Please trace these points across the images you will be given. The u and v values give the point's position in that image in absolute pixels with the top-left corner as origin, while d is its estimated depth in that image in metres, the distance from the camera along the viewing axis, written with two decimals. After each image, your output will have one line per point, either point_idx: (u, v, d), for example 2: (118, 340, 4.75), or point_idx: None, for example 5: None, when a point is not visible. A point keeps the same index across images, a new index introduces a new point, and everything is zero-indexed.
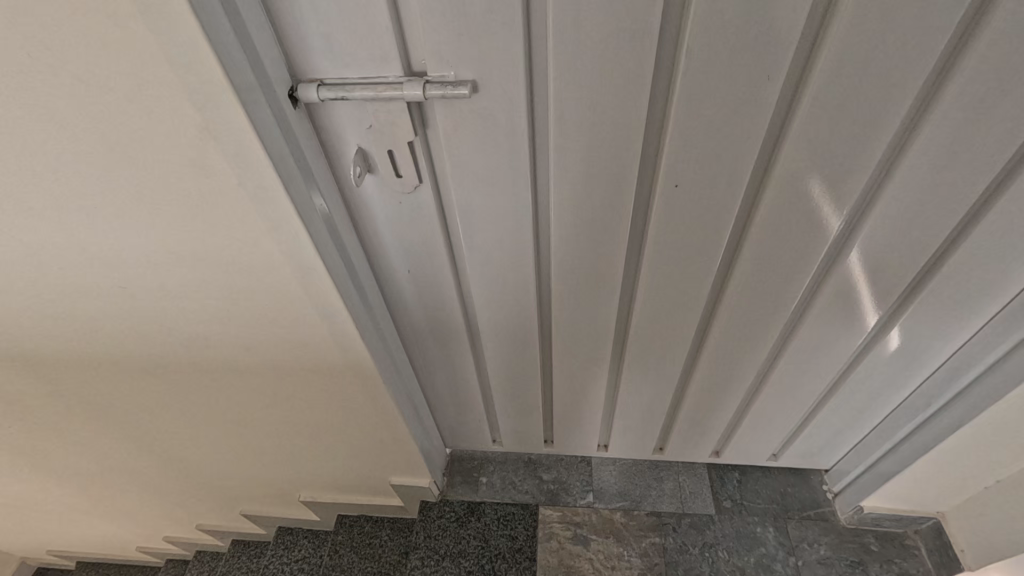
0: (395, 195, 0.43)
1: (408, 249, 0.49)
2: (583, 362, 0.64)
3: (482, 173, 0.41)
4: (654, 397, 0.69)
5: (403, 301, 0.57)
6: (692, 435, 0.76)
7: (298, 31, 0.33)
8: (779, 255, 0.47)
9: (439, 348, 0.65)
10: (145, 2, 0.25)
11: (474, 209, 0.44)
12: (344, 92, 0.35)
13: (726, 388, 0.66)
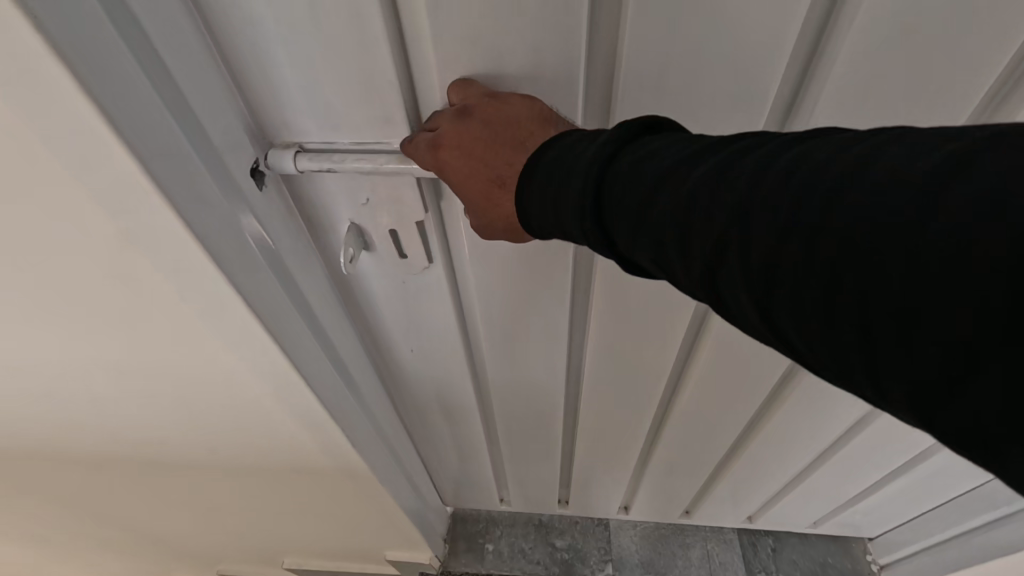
0: (399, 280, 0.34)
1: (413, 333, 0.40)
2: (612, 444, 0.55)
3: (510, 257, 0.33)
4: (688, 474, 0.61)
5: (404, 379, 0.48)
6: (725, 503, 0.68)
7: (261, 82, 0.25)
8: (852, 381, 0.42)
9: (445, 423, 0.56)
10: (11, 76, 0.17)
11: (498, 296, 0.36)
12: (331, 162, 0.26)
13: (771, 467, 0.58)
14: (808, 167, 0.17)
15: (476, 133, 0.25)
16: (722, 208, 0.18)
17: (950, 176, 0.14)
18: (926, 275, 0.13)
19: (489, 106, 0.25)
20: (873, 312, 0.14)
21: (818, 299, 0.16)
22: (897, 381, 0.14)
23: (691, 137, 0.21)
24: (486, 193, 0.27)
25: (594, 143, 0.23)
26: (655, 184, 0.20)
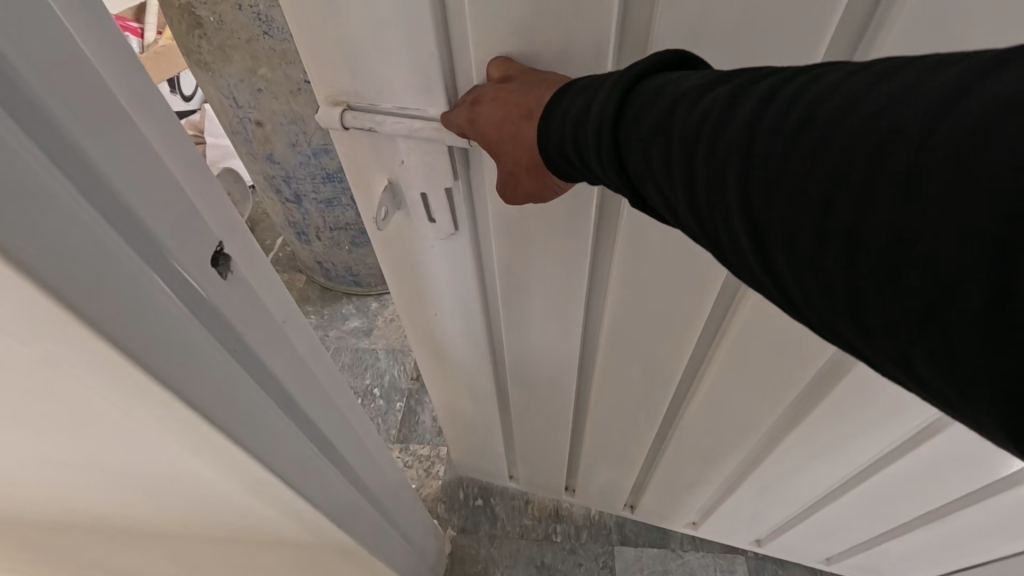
0: (430, 240, 0.39)
1: (440, 297, 0.46)
2: (622, 437, 0.59)
3: (528, 231, 0.37)
4: (697, 481, 0.64)
5: (431, 349, 0.54)
6: (732, 520, 0.71)
7: (321, 49, 0.29)
8: (868, 407, 0.43)
9: (466, 399, 0.62)
10: None
11: (518, 270, 0.40)
12: (375, 124, 0.31)
13: (783, 486, 0.59)
14: (817, 92, 0.21)
15: (511, 88, 0.29)
16: (736, 129, 0.23)
17: (957, 101, 0.18)
18: (923, 181, 0.18)
19: (520, 72, 0.29)
20: (860, 196, 0.19)
21: (812, 185, 0.20)
22: (864, 250, 0.19)
23: (705, 75, 0.25)
24: (514, 130, 0.30)
25: (614, 85, 0.27)
26: (676, 110, 0.24)
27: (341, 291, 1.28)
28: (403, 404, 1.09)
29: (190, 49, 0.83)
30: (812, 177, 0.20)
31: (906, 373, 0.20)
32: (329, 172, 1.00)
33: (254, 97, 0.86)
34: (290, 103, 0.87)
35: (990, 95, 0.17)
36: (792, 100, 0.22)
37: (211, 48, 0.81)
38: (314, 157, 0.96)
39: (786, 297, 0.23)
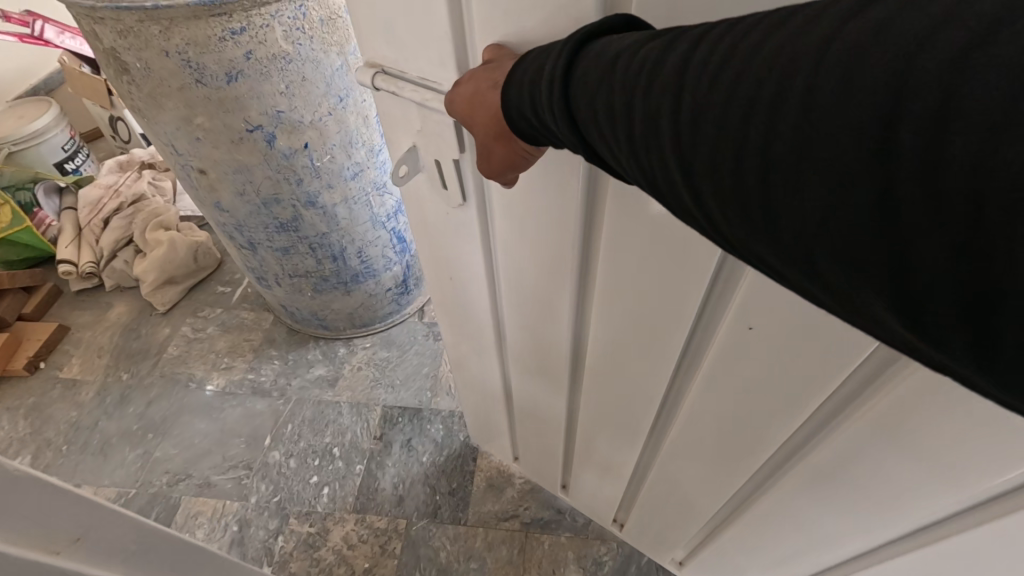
0: (447, 208, 0.74)
1: (462, 245, 0.79)
2: (612, 418, 0.88)
3: (503, 204, 0.67)
4: (708, 513, 0.90)
5: (470, 294, 0.88)
6: (704, 535, 0.98)
7: (380, 39, 0.59)
8: (817, 477, 0.64)
9: (484, 351, 1.01)
10: None
11: (501, 230, 0.71)
12: (400, 82, 0.60)
13: (773, 539, 0.82)
14: (729, 39, 0.30)
15: (481, 74, 0.49)
16: (667, 75, 0.32)
17: (838, 32, 0.25)
18: (813, 94, 0.26)
19: (505, 54, 0.49)
20: (764, 111, 0.27)
21: (731, 109, 0.29)
22: (771, 153, 0.27)
23: (641, 40, 0.35)
24: (483, 93, 0.48)
25: (563, 53, 0.39)
26: (618, 69, 0.35)
27: (313, 334, 1.82)
28: (363, 466, 1.51)
29: (126, 95, 1.07)
30: (732, 110, 0.29)
31: (796, 259, 0.29)
32: (279, 221, 1.29)
33: (194, 144, 1.11)
34: (231, 154, 1.12)
35: (861, 24, 0.25)
36: (711, 48, 0.30)
37: (141, 95, 1.04)
38: (263, 207, 1.25)
39: (706, 212, 0.32)
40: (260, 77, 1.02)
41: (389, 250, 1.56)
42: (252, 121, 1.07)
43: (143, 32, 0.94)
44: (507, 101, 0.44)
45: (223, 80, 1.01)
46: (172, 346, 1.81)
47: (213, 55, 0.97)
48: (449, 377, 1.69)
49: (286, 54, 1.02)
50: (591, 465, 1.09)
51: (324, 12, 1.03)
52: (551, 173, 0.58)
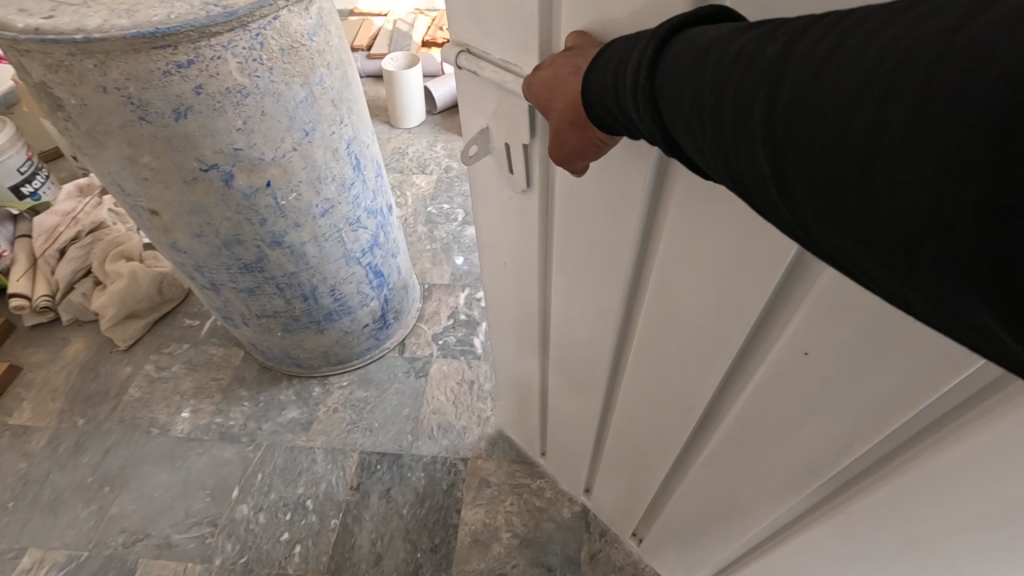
0: (509, 192, 0.79)
1: (518, 231, 0.84)
2: (650, 426, 0.88)
3: (564, 195, 0.71)
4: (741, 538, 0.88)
5: (521, 281, 0.93)
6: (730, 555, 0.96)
7: (471, 26, 0.65)
8: (872, 514, 0.63)
9: (526, 340, 1.06)
10: None
11: (559, 223, 0.75)
12: (483, 62, 0.66)
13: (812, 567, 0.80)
14: (837, 30, 0.30)
15: (562, 60, 0.52)
16: (765, 64, 0.33)
17: (961, 25, 0.26)
18: (928, 82, 0.26)
19: (587, 43, 0.52)
20: (870, 100, 0.28)
21: (834, 97, 0.29)
22: (874, 141, 0.28)
23: (734, 31, 0.36)
24: (563, 78, 0.51)
25: (654, 38, 0.40)
26: (713, 58, 0.35)
27: (285, 371, 1.70)
28: (338, 523, 1.40)
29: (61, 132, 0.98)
30: (834, 96, 0.29)
31: (886, 254, 0.29)
32: (242, 263, 1.22)
33: (141, 184, 1.03)
34: (184, 194, 1.05)
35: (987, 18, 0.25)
36: (818, 37, 0.31)
37: (79, 133, 0.95)
38: (224, 248, 1.18)
39: (792, 204, 0.33)
40: (214, 113, 0.94)
41: (365, 285, 1.47)
42: (207, 160, 1.00)
43: (77, 67, 0.85)
44: (587, 87, 0.46)
45: (169, 117, 0.92)
46: (134, 387, 1.69)
47: (158, 91, 0.89)
48: (431, 420, 1.59)
49: (242, 87, 0.94)
50: (623, 475, 1.09)
51: (284, 41, 0.96)
52: (617, 176, 0.61)
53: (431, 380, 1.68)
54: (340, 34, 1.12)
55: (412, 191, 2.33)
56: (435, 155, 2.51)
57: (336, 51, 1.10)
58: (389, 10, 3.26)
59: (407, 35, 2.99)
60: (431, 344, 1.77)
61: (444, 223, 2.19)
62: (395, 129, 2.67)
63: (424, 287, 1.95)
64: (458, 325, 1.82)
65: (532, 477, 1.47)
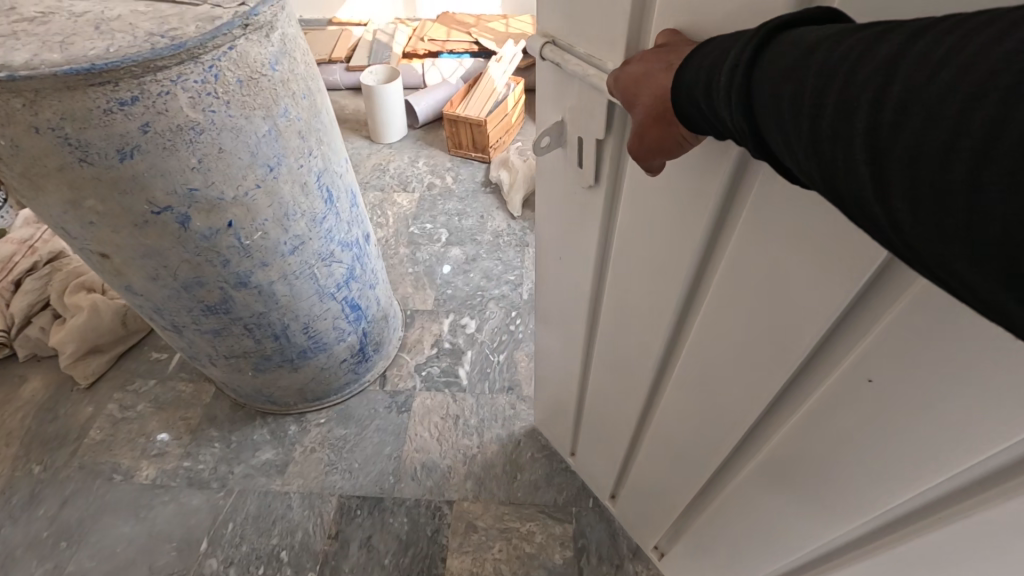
0: (576, 187, 0.80)
1: (581, 227, 0.85)
2: (688, 438, 0.87)
3: (632, 195, 0.71)
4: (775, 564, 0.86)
5: (576, 279, 0.94)
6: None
7: (563, 17, 0.66)
8: (920, 558, 0.60)
9: (571, 336, 1.07)
10: None
11: (624, 222, 0.75)
12: (568, 54, 0.66)
13: None
14: (960, 32, 0.30)
15: (654, 56, 0.51)
16: (872, 65, 0.32)
17: None
18: None
19: (679, 40, 0.52)
20: (990, 104, 0.27)
21: (950, 99, 0.29)
22: (992, 143, 0.27)
23: (840, 30, 0.36)
24: (655, 73, 0.50)
25: (756, 36, 0.39)
26: (815, 57, 0.35)
27: (259, 409, 1.61)
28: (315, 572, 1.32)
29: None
30: (950, 100, 0.29)
31: (990, 264, 0.29)
32: (204, 304, 1.13)
33: (87, 228, 0.94)
34: (137, 237, 0.96)
35: None
36: (936, 38, 0.30)
37: (14, 175, 0.86)
38: (185, 291, 1.09)
39: (888, 211, 0.33)
40: (164, 152, 0.86)
41: (341, 320, 1.39)
42: (159, 202, 0.91)
43: (7, 107, 0.77)
44: (679, 83, 0.46)
45: (114, 158, 0.83)
46: (96, 429, 1.58)
47: (99, 131, 0.80)
48: (414, 459, 1.51)
49: (195, 124, 0.86)
50: (655, 485, 1.06)
51: (243, 72, 0.88)
52: (690, 182, 0.61)
53: (414, 415, 1.60)
54: (307, 59, 1.04)
55: (394, 210, 2.25)
56: (417, 172, 2.42)
57: (302, 78, 1.02)
58: (370, 20, 3.17)
59: (388, 47, 2.90)
60: (413, 377, 1.69)
61: (427, 244, 2.11)
62: (376, 145, 2.58)
63: (407, 313, 1.86)
64: (442, 355, 1.74)
65: (522, 520, 1.39)
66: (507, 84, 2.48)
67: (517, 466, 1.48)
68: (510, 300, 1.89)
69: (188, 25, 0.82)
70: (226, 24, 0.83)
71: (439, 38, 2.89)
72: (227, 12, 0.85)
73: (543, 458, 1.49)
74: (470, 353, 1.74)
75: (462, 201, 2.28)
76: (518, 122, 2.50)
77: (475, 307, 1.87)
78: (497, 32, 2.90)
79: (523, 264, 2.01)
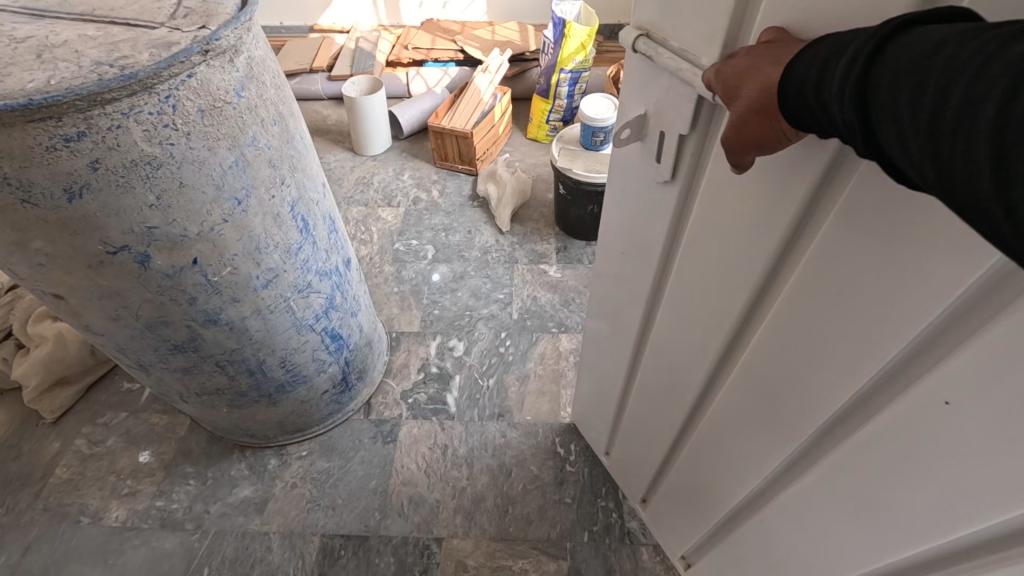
0: (649, 182, 0.78)
1: (649, 225, 0.83)
2: (735, 447, 0.85)
3: (709, 194, 0.68)
4: None
5: (638, 276, 0.92)
6: None
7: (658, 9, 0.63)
8: None
9: (625, 332, 1.05)
10: None
11: (697, 222, 0.72)
12: (663, 46, 0.64)
13: None
14: None
15: (762, 51, 0.48)
16: (1010, 62, 0.31)
17: None
18: None
19: (787, 38, 0.48)
20: None
21: None
22: None
23: (975, 26, 0.34)
24: (763, 68, 0.47)
25: (878, 31, 0.37)
26: (945, 54, 0.34)
27: (235, 442, 1.53)
28: None
29: None
30: None
31: None
32: (172, 343, 1.05)
33: (36, 270, 0.86)
34: (93, 278, 0.88)
35: None
36: None
37: None
38: (149, 330, 1.01)
39: (1006, 204, 0.31)
40: (118, 189, 0.78)
41: (321, 351, 1.32)
42: (115, 242, 0.84)
43: None
44: (790, 77, 0.43)
45: (61, 199, 0.76)
46: (62, 467, 1.49)
47: (44, 170, 0.73)
48: (401, 493, 1.44)
49: (152, 158, 0.79)
50: (691, 490, 1.05)
51: (204, 100, 0.81)
52: (773, 182, 0.58)
53: (400, 446, 1.53)
54: (277, 82, 0.98)
55: (378, 226, 2.18)
56: (401, 186, 2.35)
57: (272, 104, 0.94)
58: (352, 27, 3.09)
59: (371, 55, 2.83)
60: (399, 404, 1.62)
61: (413, 261, 2.04)
62: (360, 157, 2.51)
63: (392, 335, 1.79)
64: (428, 380, 1.67)
65: (514, 557, 1.33)
66: (494, 94, 2.41)
67: (509, 499, 1.42)
68: (500, 320, 1.83)
69: (141, 53, 0.75)
70: (183, 51, 0.76)
71: (424, 46, 2.82)
72: (186, 37, 0.78)
73: (536, 489, 1.43)
74: (458, 378, 1.67)
75: (449, 216, 2.21)
76: (504, 132, 2.44)
77: (462, 329, 1.81)
78: (482, 40, 2.84)
79: (512, 281, 1.95)
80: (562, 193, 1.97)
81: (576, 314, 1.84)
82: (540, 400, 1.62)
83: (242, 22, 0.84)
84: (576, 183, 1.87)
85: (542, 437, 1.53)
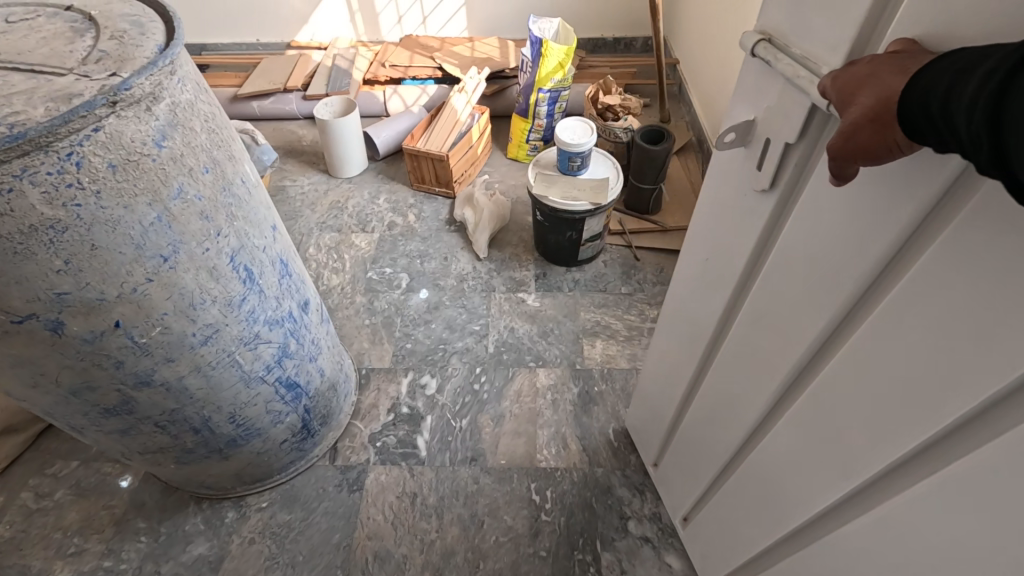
0: (747, 190, 0.73)
1: (738, 234, 0.78)
2: (784, 480, 0.80)
3: (806, 208, 0.63)
4: None
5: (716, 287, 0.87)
6: None
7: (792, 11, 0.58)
8: None
9: (691, 343, 1.01)
10: None
11: (787, 235, 0.67)
12: (788, 50, 0.59)
13: None
14: None
15: (884, 60, 0.45)
16: None
17: None
18: None
19: (917, 51, 0.44)
20: None
21: None
22: None
23: None
24: (880, 77, 0.44)
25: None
26: None
27: (190, 494, 1.45)
28: None
29: None
30: None
31: None
32: (103, 408, 0.97)
33: None
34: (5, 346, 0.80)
35: None
36: None
37: None
38: (73, 397, 0.93)
39: None
40: (16, 258, 0.71)
41: (275, 403, 1.23)
42: (18, 311, 0.76)
43: None
44: (915, 86, 0.41)
45: None
46: (5, 523, 1.40)
47: None
48: (366, 548, 1.35)
49: (54, 221, 0.71)
50: (731, 515, 1.00)
51: (115, 155, 0.74)
52: (880, 198, 0.53)
53: (367, 495, 1.44)
54: (211, 125, 0.90)
55: (350, 253, 2.10)
56: (376, 211, 2.27)
57: (202, 149, 0.87)
58: (330, 43, 3.01)
59: (347, 73, 2.75)
60: (368, 448, 1.53)
61: (386, 291, 1.96)
62: (334, 179, 2.42)
63: (362, 372, 1.72)
64: (399, 422, 1.59)
65: None
66: (471, 114, 2.35)
67: (480, 553, 1.34)
68: (475, 354, 1.75)
69: (36, 108, 0.67)
70: (84, 104, 0.68)
71: (402, 64, 2.77)
72: (91, 87, 0.71)
73: (508, 542, 1.35)
74: (428, 420, 1.59)
75: (425, 242, 2.14)
76: (482, 154, 2.38)
77: (435, 364, 1.73)
78: (460, 57, 2.78)
79: (488, 311, 1.88)
80: (540, 219, 1.90)
81: (554, 346, 1.76)
82: (516, 440, 1.54)
83: (161, 67, 0.77)
84: (552, 211, 1.80)
85: (517, 484, 1.45)
